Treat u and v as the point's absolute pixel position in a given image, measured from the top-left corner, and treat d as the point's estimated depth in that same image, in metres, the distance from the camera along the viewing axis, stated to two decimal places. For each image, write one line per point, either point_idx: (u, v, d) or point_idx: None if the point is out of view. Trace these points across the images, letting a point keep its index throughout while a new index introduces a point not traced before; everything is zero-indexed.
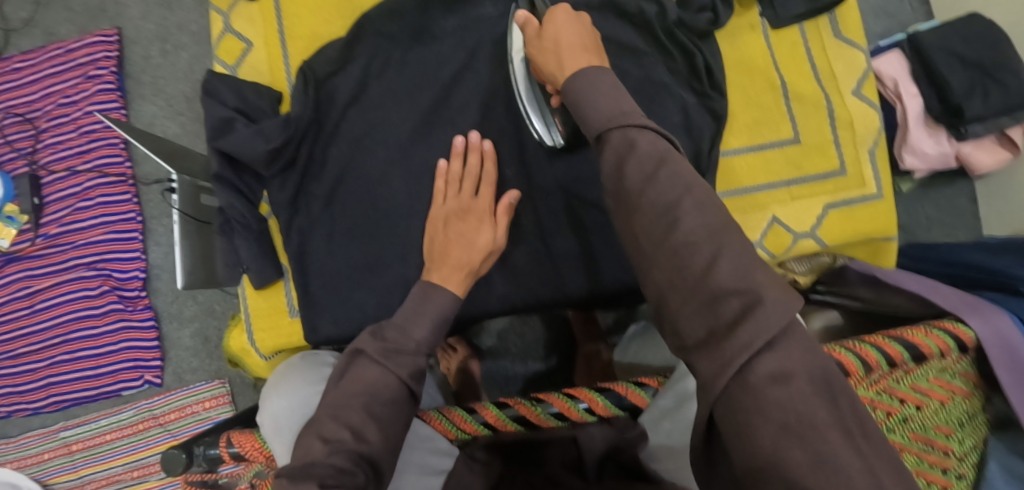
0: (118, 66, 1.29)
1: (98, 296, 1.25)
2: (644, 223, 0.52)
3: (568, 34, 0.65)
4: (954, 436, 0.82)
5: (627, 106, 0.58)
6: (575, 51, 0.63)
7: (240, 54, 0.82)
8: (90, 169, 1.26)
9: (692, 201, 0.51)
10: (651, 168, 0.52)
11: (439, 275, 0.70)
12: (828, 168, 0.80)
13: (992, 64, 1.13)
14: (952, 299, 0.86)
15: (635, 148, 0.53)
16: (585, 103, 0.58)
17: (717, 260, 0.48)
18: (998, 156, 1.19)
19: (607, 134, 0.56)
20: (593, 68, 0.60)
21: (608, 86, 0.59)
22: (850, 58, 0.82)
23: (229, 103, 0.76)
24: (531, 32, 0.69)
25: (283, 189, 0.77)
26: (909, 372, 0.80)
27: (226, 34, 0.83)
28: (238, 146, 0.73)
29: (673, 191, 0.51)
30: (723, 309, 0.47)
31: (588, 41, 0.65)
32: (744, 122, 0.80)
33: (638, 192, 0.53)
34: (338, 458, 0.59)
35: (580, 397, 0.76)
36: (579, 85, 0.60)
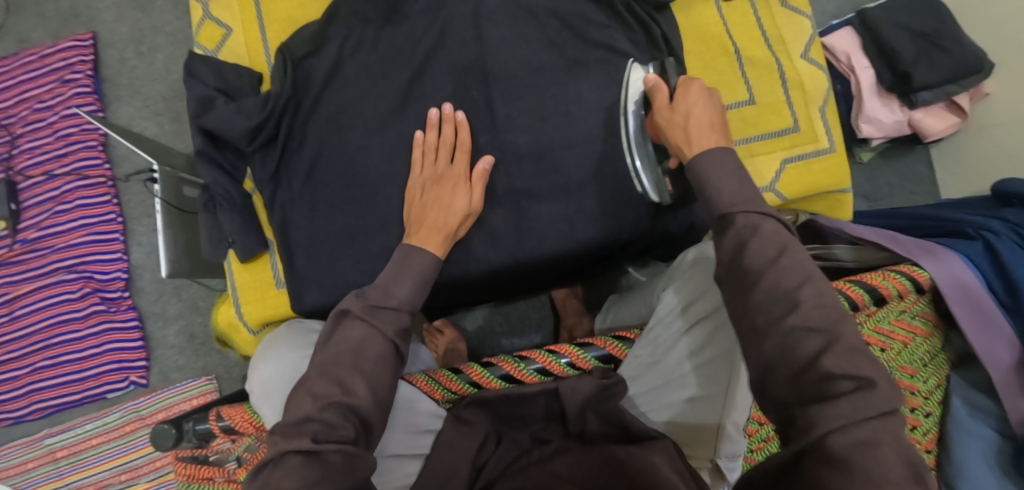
0: (94, 69, 1.31)
1: (80, 298, 1.25)
2: (761, 301, 0.59)
3: (702, 113, 0.69)
4: (918, 375, 0.89)
5: (750, 186, 0.64)
6: (706, 134, 0.68)
7: (219, 38, 0.85)
8: (68, 172, 1.27)
9: (811, 288, 0.58)
10: (773, 254, 0.60)
11: (417, 238, 0.73)
12: (782, 125, 0.84)
13: (936, 33, 1.20)
14: (910, 246, 0.90)
15: (757, 234, 0.61)
16: (713, 183, 0.65)
17: (827, 352, 0.56)
18: (948, 121, 1.26)
19: (731, 215, 0.63)
20: (719, 152, 0.66)
21: (730, 167, 0.65)
22: (797, 24, 0.87)
23: (210, 83, 0.79)
24: (661, 103, 0.72)
25: (264, 165, 0.80)
26: (872, 315, 0.84)
27: (204, 20, 0.85)
28: (220, 124, 0.77)
29: (796, 278, 0.59)
30: (833, 388, 0.54)
31: (720, 122, 0.69)
32: (702, 85, 0.85)
33: (758, 272, 0.60)
34: (330, 414, 0.61)
35: (561, 353, 0.80)
36: (707, 166, 0.66)
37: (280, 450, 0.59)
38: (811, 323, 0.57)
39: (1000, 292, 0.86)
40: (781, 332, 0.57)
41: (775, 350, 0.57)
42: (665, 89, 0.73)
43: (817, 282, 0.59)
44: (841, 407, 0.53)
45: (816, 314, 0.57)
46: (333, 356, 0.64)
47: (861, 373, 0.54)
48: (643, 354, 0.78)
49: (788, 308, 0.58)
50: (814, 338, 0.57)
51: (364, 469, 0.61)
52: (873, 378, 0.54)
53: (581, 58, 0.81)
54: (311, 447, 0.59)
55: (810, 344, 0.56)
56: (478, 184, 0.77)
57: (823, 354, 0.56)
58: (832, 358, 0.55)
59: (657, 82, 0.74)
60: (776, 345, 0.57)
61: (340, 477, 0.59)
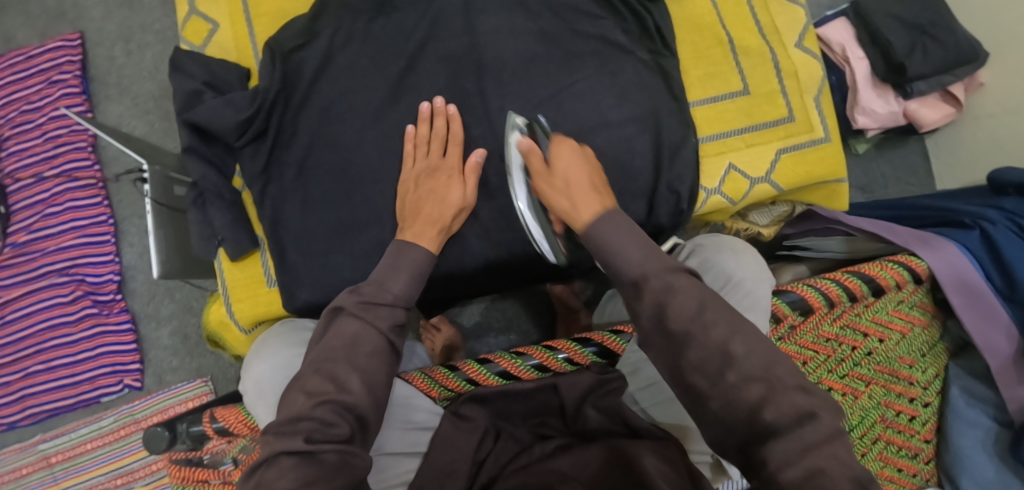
0: (82, 69, 1.30)
1: (71, 301, 1.24)
2: (695, 360, 0.57)
3: (579, 177, 0.68)
4: (916, 366, 0.89)
5: (648, 245, 0.62)
6: (590, 199, 0.66)
7: (206, 34, 0.84)
8: (58, 174, 1.26)
9: (741, 340, 0.56)
10: (695, 312, 0.57)
11: (412, 232, 0.72)
12: (778, 115, 0.83)
13: (929, 23, 1.19)
14: (905, 235, 0.90)
15: (674, 295, 0.58)
16: (612, 249, 0.62)
17: (770, 394, 0.54)
18: (943, 110, 1.26)
19: (644, 280, 0.60)
20: (609, 214, 0.64)
21: (625, 228, 0.63)
22: (791, 14, 0.87)
23: (198, 78, 0.78)
24: (537, 167, 0.71)
25: (254, 159, 0.79)
26: (869, 305, 0.84)
27: (191, 16, 0.84)
28: (209, 118, 0.75)
29: (721, 332, 0.56)
30: (775, 428, 0.53)
31: (599, 181, 0.68)
32: (696, 76, 0.84)
33: (684, 334, 0.57)
34: (324, 411, 0.60)
35: (559, 348, 0.78)
36: (602, 230, 0.64)
37: (273, 450, 0.58)
38: (750, 373, 0.55)
39: (998, 280, 0.86)
40: (720, 391, 0.55)
41: (717, 404, 0.56)
42: (538, 154, 0.71)
43: (748, 330, 0.57)
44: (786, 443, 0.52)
45: (752, 361, 0.55)
46: (326, 351, 0.64)
47: (802, 407, 0.53)
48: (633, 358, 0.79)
49: (722, 363, 0.56)
50: (754, 384, 0.55)
51: (361, 468, 0.60)
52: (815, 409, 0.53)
53: (573, 49, 0.81)
54: (305, 447, 0.57)
55: (752, 389, 0.55)
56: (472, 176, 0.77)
57: (765, 401, 0.54)
58: (773, 405, 0.53)
59: (529, 145, 0.72)
60: (718, 399, 0.55)
61: (337, 475, 0.58)
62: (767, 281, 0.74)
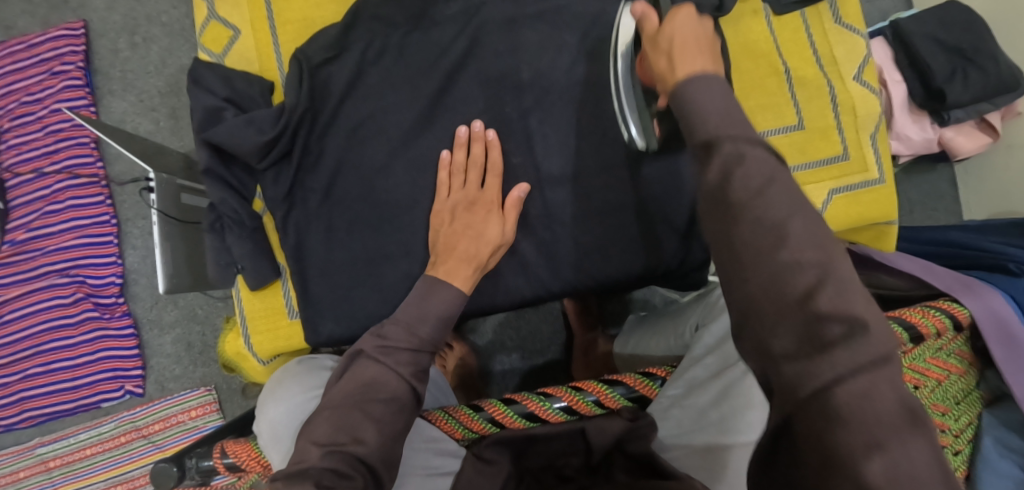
0: (85, 60, 1.24)
1: (72, 303, 1.20)
2: (745, 238, 0.46)
3: (683, 34, 0.57)
4: (951, 413, 0.84)
5: (737, 113, 0.51)
6: (687, 54, 0.56)
7: (227, 41, 0.78)
8: (59, 170, 1.21)
9: (803, 221, 0.46)
10: (760, 184, 0.47)
11: (445, 268, 0.68)
12: (832, 153, 0.79)
13: (972, 48, 1.16)
14: (947, 279, 0.89)
15: (746, 164, 0.48)
16: (694, 106, 0.52)
17: (823, 283, 0.44)
18: (979, 140, 1.22)
19: (716, 142, 0.49)
20: (705, 73, 0.53)
21: (719, 89, 0.52)
22: (851, 44, 0.82)
23: (218, 92, 0.73)
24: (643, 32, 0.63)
25: (277, 182, 0.74)
26: (908, 351, 0.81)
27: (210, 20, 0.78)
28: (230, 138, 0.70)
29: (782, 210, 0.46)
30: (825, 332, 0.43)
31: (705, 42, 0.57)
32: (748, 107, 0.79)
33: (742, 205, 0.47)
34: (334, 461, 0.55)
35: (589, 390, 0.74)
36: (691, 90, 0.53)
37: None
38: (802, 256, 0.45)
39: None
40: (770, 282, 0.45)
41: (762, 285, 0.45)
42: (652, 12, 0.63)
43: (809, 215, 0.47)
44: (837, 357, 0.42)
45: (807, 245, 0.45)
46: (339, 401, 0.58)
47: (854, 311, 0.43)
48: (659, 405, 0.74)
49: (775, 244, 0.45)
50: (805, 271, 0.45)
51: None
52: (865, 319, 0.43)
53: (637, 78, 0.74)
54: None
55: (801, 278, 0.44)
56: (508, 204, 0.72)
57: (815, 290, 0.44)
58: (823, 299, 0.43)
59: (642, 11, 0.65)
60: (764, 280, 0.45)
61: None
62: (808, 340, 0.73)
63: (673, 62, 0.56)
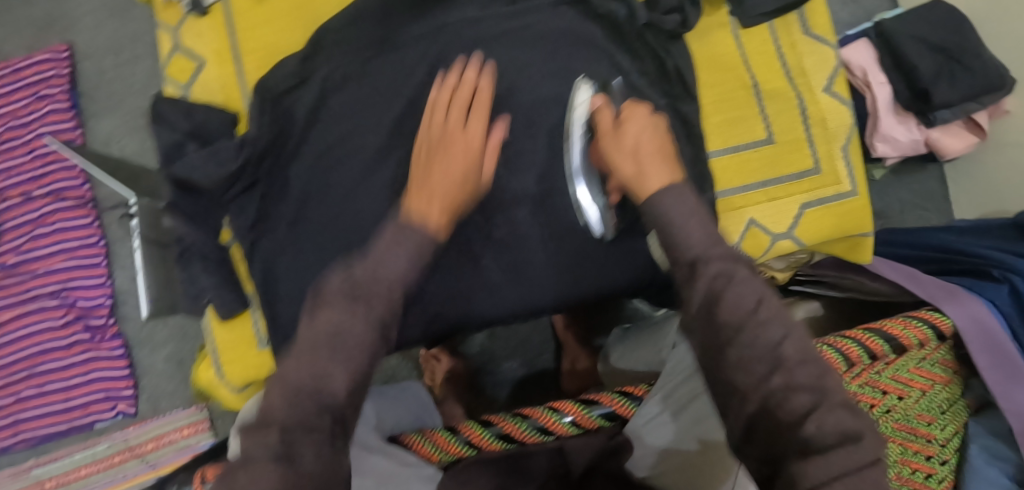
0: (71, 83, 1.25)
1: (63, 326, 1.21)
2: (737, 359, 0.54)
3: (648, 140, 0.66)
4: (936, 423, 0.83)
5: (706, 225, 0.60)
6: (658, 165, 0.64)
7: (192, 72, 0.80)
8: (47, 193, 1.22)
9: (793, 343, 0.54)
10: (752, 306, 0.55)
11: (419, 203, 0.65)
12: (803, 166, 0.81)
13: (957, 48, 1.15)
14: (931, 287, 0.88)
15: (733, 286, 0.56)
16: (675, 224, 0.61)
17: (817, 407, 0.51)
18: (966, 140, 1.21)
19: (701, 263, 0.58)
20: (674, 185, 0.62)
21: (689, 206, 0.62)
22: (820, 54, 0.84)
23: (179, 127, 0.75)
24: (603, 126, 0.69)
25: (243, 214, 0.76)
26: (890, 362, 0.81)
27: (175, 52, 0.81)
28: (191, 169, 0.73)
29: (776, 332, 0.54)
30: (817, 444, 0.50)
31: (666, 148, 0.66)
32: (717, 123, 0.81)
33: (734, 328, 0.54)
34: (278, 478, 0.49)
35: (565, 411, 0.75)
36: (665, 203, 0.62)
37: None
38: (799, 381, 0.52)
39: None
40: (761, 392, 0.52)
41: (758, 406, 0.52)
42: (609, 109, 0.70)
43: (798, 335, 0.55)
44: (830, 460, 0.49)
45: (801, 369, 0.53)
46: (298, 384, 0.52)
47: (847, 427, 0.51)
48: (647, 409, 0.74)
49: (772, 365, 0.53)
50: (801, 394, 0.52)
51: None
52: (858, 433, 0.51)
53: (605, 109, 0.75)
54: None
55: (799, 399, 0.52)
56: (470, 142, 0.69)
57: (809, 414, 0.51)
58: (817, 419, 0.50)
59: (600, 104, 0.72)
60: (759, 401, 0.52)
61: None
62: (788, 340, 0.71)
63: (641, 169, 0.64)
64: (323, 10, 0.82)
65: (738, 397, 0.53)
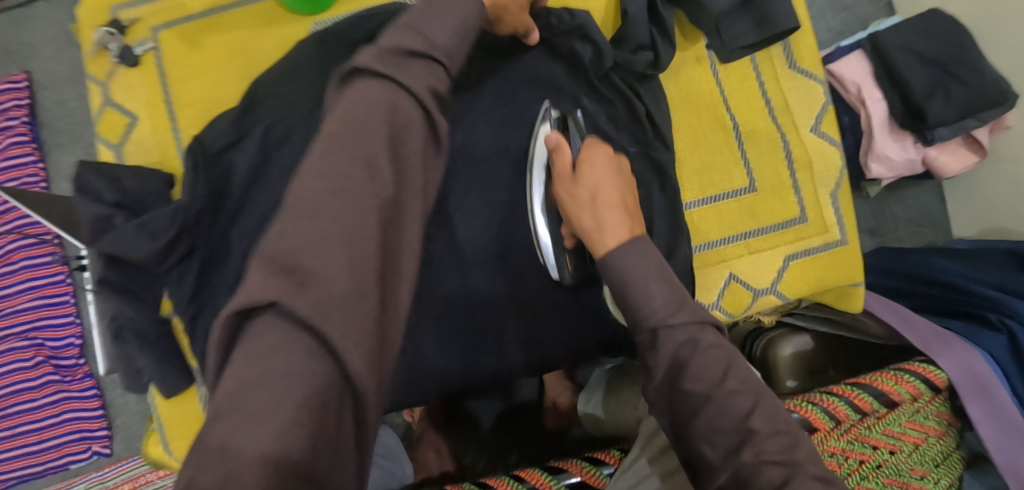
0: (31, 114, 1.20)
1: (33, 367, 1.18)
2: (705, 429, 0.55)
3: (607, 190, 0.69)
4: (929, 476, 0.78)
5: (670, 283, 0.61)
6: (617, 222, 0.66)
7: (124, 129, 0.88)
8: (10, 230, 1.18)
9: (762, 413, 0.55)
10: (719, 377, 0.55)
11: None
12: (788, 215, 0.88)
13: (953, 62, 1.09)
14: (924, 332, 0.84)
15: (698, 355, 0.56)
16: (636, 285, 0.61)
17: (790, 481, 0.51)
18: (964, 159, 1.15)
19: (666, 328, 0.58)
20: (634, 241, 0.64)
21: (652, 268, 0.61)
22: (804, 90, 0.89)
23: (105, 199, 0.71)
24: (563, 172, 0.71)
25: (180, 286, 0.71)
26: (880, 417, 0.76)
27: (105, 107, 0.88)
28: (121, 245, 0.66)
29: (746, 402, 0.55)
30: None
31: (626, 200, 0.69)
32: (695, 170, 0.86)
33: (703, 398, 0.55)
34: None
35: (528, 479, 0.70)
36: (623, 261, 0.62)
37: None
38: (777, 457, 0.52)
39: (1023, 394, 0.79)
40: (732, 466, 0.53)
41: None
42: (568, 150, 0.72)
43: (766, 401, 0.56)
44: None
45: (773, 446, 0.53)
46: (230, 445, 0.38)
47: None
48: (636, 465, 0.68)
49: (742, 438, 0.53)
50: (775, 467, 0.52)
51: None
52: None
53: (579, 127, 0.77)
54: None
55: (772, 472, 0.52)
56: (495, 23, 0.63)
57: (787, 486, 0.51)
58: None
59: (559, 142, 0.73)
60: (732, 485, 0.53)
61: None
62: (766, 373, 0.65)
63: (599, 225, 0.66)
64: (259, 59, 0.90)
65: (708, 470, 0.55)
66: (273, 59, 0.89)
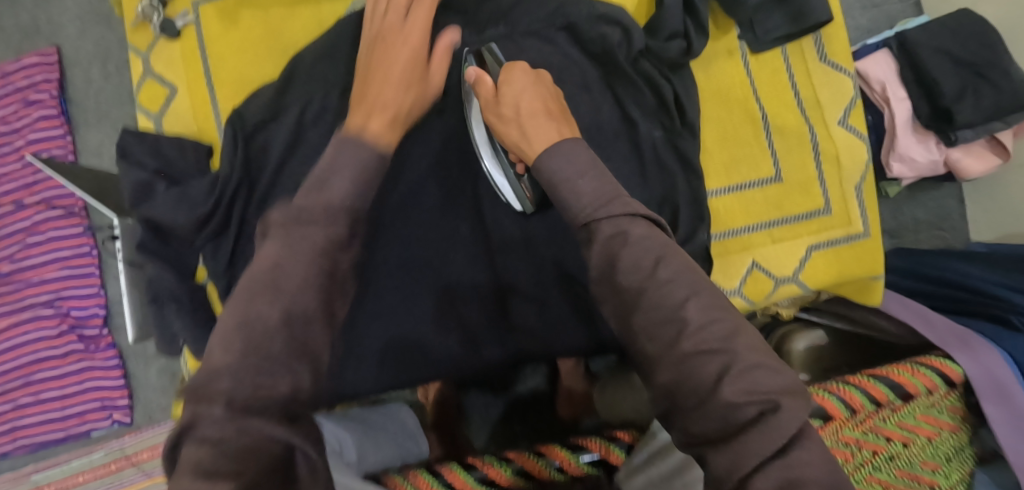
0: (60, 89, 1.23)
1: (57, 336, 1.20)
2: (645, 323, 0.54)
3: (529, 104, 0.71)
4: (942, 470, 0.77)
5: (602, 178, 0.62)
6: (543, 131, 0.68)
7: (165, 100, 0.94)
8: (39, 202, 1.21)
9: (697, 303, 0.53)
10: (650, 267, 0.55)
11: (363, 110, 0.69)
12: (813, 206, 0.91)
13: (985, 63, 1.08)
14: (942, 331, 0.85)
15: (629, 244, 0.56)
16: (566, 186, 0.62)
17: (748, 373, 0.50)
18: (988, 162, 1.15)
19: (596, 224, 0.58)
20: (563, 143, 0.65)
21: (584, 165, 0.63)
22: (835, 86, 0.93)
23: (148, 166, 0.78)
24: (488, 98, 0.74)
25: (216, 255, 0.77)
26: (896, 410, 0.77)
27: (147, 78, 0.94)
28: (163, 214, 0.73)
29: (680, 291, 0.54)
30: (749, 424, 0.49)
31: (548, 109, 0.71)
32: (721, 162, 0.91)
33: (637, 290, 0.55)
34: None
35: (551, 457, 0.73)
36: (554, 164, 0.64)
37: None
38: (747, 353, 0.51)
39: None
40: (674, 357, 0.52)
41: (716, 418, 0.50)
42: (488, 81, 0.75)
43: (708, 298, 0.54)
44: (751, 446, 0.48)
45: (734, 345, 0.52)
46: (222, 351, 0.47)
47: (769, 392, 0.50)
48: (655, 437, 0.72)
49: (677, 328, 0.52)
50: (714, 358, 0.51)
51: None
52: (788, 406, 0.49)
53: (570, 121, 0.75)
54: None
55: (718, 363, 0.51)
56: (406, 112, 0.73)
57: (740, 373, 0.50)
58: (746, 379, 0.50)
59: (479, 76, 0.75)
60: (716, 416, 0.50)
61: None
62: None
63: (527, 137, 0.69)
64: (293, 38, 0.92)
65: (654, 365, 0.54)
66: (307, 35, 0.91)
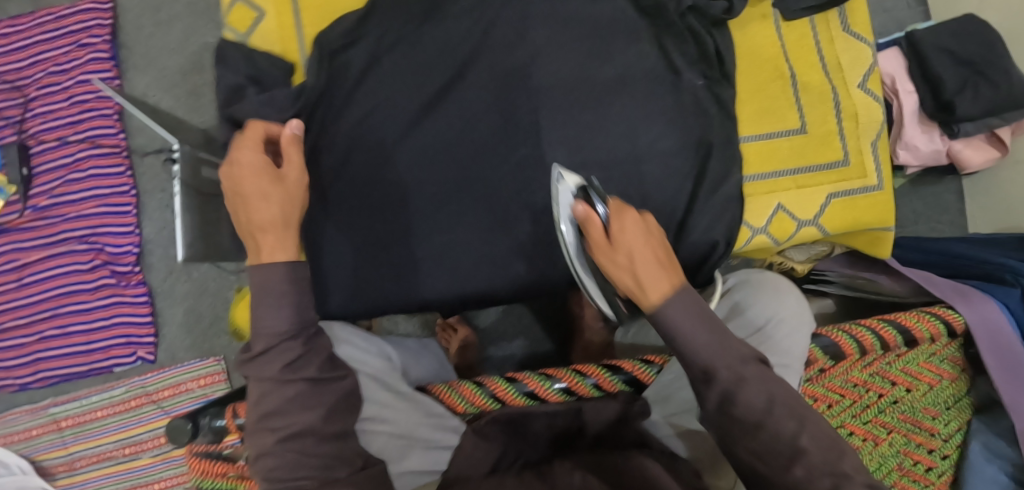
0: (111, 34, 1.28)
1: (90, 270, 1.24)
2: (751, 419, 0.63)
3: (643, 255, 0.65)
4: (940, 417, 0.86)
5: (718, 330, 0.65)
6: (658, 275, 0.65)
7: (251, 22, 0.97)
8: (82, 139, 1.25)
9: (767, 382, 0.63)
10: (765, 406, 0.63)
11: (267, 246, 0.69)
12: (833, 158, 0.97)
13: (984, 62, 1.16)
14: (945, 288, 0.90)
15: (745, 390, 0.63)
16: (682, 335, 0.64)
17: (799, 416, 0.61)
18: (986, 154, 1.23)
19: (714, 371, 0.64)
20: (677, 299, 0.65)
21: (698, 314, 0.65)
22: (856, 52, 1.00)
23: (241, 72, 0.91)
24: (597, 241, 0.68)
25: None
26: (901, 355, 0.82)
27: (235, 3, 0.97)
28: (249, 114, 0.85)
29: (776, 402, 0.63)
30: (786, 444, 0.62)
31: (661, 254, 0.66)
32: (751, 111, 0.98)
33: (749, 419, 0.63)
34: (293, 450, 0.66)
35: (588, 373, 0.77)
36: (671, 316, 0.64)
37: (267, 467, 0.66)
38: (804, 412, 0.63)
39: None
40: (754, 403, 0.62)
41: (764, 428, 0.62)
42: (597, 220, 0.68)
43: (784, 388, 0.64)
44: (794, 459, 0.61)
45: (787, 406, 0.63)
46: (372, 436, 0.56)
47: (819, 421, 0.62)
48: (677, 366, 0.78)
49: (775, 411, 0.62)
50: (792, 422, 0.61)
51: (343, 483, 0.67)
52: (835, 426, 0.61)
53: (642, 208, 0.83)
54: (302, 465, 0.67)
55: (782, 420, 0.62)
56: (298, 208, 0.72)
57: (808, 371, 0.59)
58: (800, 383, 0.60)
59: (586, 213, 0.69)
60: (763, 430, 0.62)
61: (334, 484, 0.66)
62: (809, 323, 0.78)
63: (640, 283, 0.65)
64: None
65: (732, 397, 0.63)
66: None
